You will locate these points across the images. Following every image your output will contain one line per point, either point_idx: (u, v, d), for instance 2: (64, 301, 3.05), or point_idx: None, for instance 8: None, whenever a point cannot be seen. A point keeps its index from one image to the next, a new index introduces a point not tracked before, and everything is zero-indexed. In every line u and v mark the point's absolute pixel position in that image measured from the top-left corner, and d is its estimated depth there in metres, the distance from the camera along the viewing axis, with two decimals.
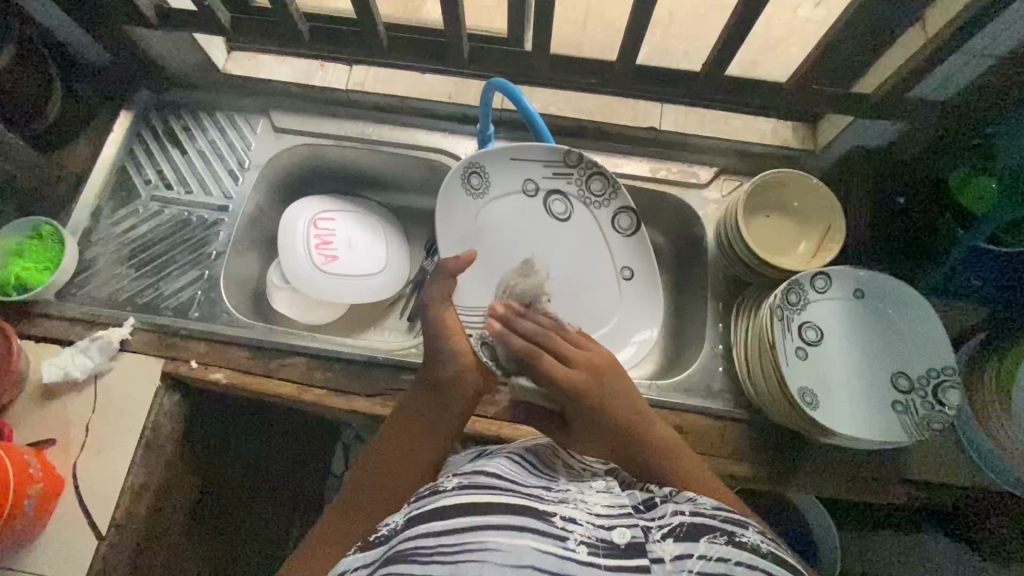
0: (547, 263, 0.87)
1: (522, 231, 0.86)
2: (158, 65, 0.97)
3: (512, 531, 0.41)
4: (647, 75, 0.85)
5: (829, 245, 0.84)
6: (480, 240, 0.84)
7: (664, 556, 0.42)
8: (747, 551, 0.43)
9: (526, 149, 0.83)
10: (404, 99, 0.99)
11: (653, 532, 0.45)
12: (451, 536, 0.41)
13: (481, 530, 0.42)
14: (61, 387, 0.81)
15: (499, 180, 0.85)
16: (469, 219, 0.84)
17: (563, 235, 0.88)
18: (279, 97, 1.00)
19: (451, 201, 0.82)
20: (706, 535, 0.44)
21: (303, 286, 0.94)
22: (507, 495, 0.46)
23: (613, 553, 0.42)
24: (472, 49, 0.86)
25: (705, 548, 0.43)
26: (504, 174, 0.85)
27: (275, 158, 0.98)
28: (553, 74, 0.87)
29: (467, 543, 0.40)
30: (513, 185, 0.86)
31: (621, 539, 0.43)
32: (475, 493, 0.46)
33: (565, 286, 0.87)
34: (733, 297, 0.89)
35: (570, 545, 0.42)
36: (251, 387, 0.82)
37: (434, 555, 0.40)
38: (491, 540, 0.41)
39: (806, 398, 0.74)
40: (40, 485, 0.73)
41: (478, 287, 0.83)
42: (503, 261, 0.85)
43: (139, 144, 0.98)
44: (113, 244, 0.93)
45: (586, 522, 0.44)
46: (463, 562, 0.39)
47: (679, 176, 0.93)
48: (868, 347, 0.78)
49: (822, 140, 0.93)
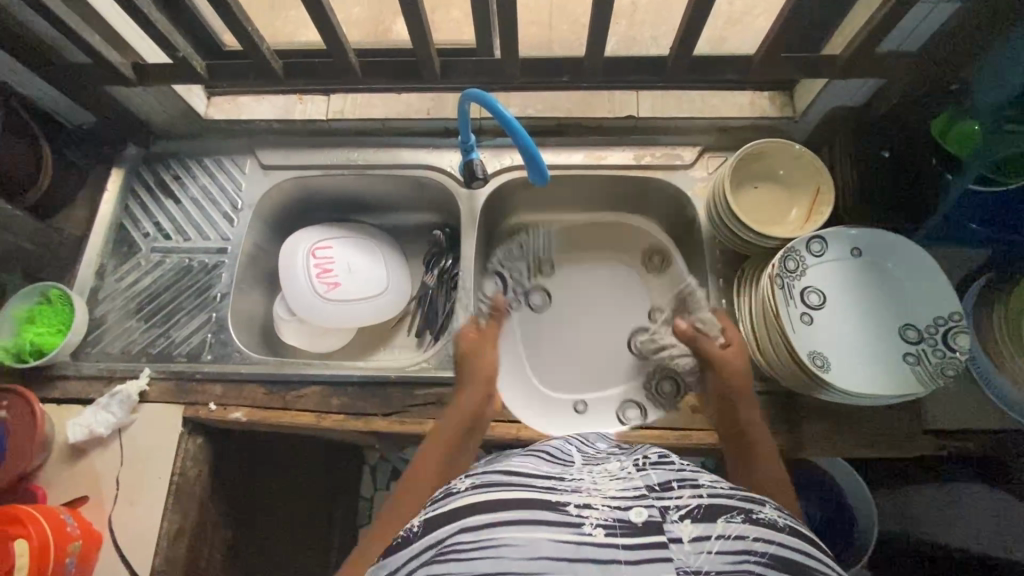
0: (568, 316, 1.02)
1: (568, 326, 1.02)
2: (142, 120, 0.99)
3: (528, 525, 0.43)
4: (618, 66, 0.85)
5: (819, 209, 0.84)
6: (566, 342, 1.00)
7: (681, 537, 0.44)
8: (766, 527, 0.45)
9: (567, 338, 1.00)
10: (384, 121, 1.01)
11: (671, 513, 0.46)
12: (468, 533, 0.43)
13: (495, 526, 0.44)
14: (88, 445, 0.83)
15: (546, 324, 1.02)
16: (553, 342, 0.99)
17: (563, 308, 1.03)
18: (263, 135, 1.02)
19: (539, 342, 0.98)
20: (723, 515, 0.46)
21: (310, 315, 0.97)
22: (521, 489, 0.47)
23: (631, 532, 0.44)
24: (443, 64, 0.86)
25: (723, 528, 0.44)
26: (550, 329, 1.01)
27: (266, 195, 1.00)
28: (525, 78, 0.87)
29: (488, 540, 0.42)
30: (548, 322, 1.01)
31: (638, 518, 0.44)
32: (489, 488, 0.48)
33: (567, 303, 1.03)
34: (733, 271, 0.90)
35: (587, 530, 0.43)
36: (271, 422, 0.84)
37: (454, 551, 0.43)
38: (508, 535, 0.43)
39: (816, 360, 0.74)
40: (80, 542, 0.75)
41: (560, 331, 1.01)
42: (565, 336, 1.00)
43: (133, 198, 1.00)
44: (120, 299, 0.94)
45: (602, 506, 0.46)
46: (480, 557, 0.41)
47: (662, 160, 0.96)
48: (872, 304, 0.78)
49: (799, 105, 0.94)
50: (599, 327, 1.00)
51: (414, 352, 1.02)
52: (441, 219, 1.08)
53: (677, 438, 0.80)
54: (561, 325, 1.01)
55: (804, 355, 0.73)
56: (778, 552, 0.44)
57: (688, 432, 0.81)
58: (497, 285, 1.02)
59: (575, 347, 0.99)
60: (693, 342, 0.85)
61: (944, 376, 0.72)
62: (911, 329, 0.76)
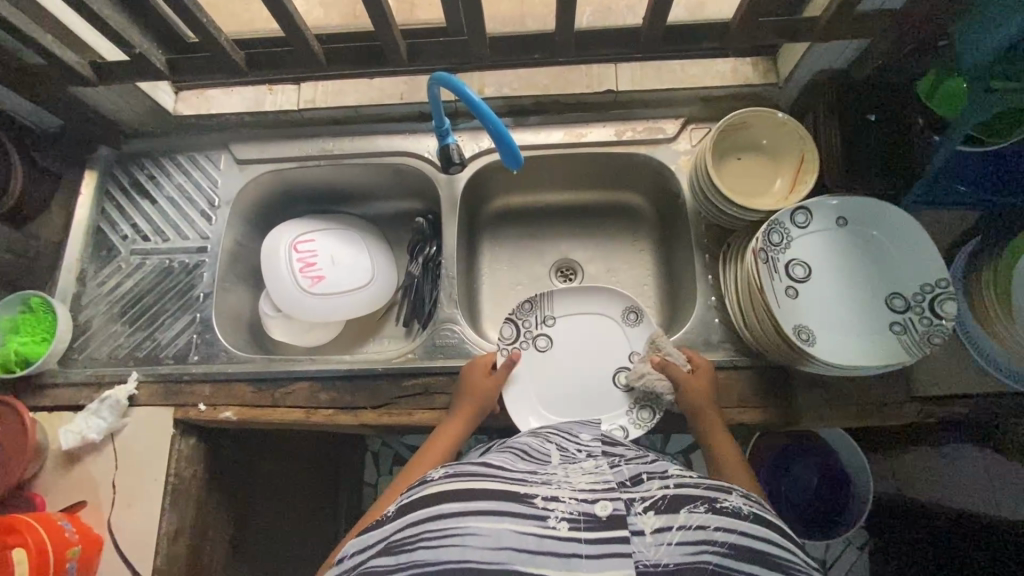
0: (577, 353, 0.88)
1: (571, 367, 0.87)
2: (108, 119, 0.96)
3: (492, 516, 0.45)
4: (593, 39, 0.82)
5: (805, 178, 0.82)
6: (568, 384, 0.87)
7: (643, 529, 0.45)
8: (729, 515, 0.46)
9: (575, 384, 0.87)
10: (357, 109, 0.98)
11: (635, 505, 0.47)
12: (435, 521, 0.45)
13: (463, 517, 0.45)
14: (82, 451, 0.84)
15: (558, 363, 0.88)
16: (560, 386, 0.87)
17: (574, 344, 0.88)
18: (236, 128, 1.00)
19: (542, 381, 0.87)
20: (687, 506, 0.47)
21: (295, 310, 0.97)
22: (491, 481, 0.48)
23: (595, 526, 0.45)
24: (409, 47, 0.83)
25: (685, 519, 0.45)
26: (557, 371, 0.87)
27: (243, 191, 0.98)
28: (496, 58, 0.84)
29: (454, 529, 0.44)
30: (559, 362, 0.88)
31: (603, 512, 0.45)
32: (461, 480, 0.49)
33: (575, 335, 0.89)
34: (719, 246, 0.89)
35: (551, 523, 0.45)
36: (261, 420, 0.84)
37: (422, 540, 0.44)
38: (472, 525, 0.44)
39: (801, 333, 0.74)
40: (79, 547, 0.76)
41: (563, 368, 0.87)
42: (574, 373, 0.87)
43: (109, 201, 0.99)
44: (104, 304, 0.94)
45: (568, 498, 0.47)
46: (446, 544, 0.43)
47: (645, 134, 0.93)
48: (858, 275, 0.77)
49: (783, 72, 0.91)
50: (588, 360, 0.88)
51: (403, 341, 1.02)
52: (423, 206, 1.06)
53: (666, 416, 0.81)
54: (554, 363, 0.88)
55: (789, 330, 0.73)
56: (739, 540, 0.45)
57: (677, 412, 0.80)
58: (511, 331, 0.88)
59: (562, 382, 0.87)
60: (663, 370, 0.81)
61: (927, 347, 0.71)
62: (899, 299, 0.74)
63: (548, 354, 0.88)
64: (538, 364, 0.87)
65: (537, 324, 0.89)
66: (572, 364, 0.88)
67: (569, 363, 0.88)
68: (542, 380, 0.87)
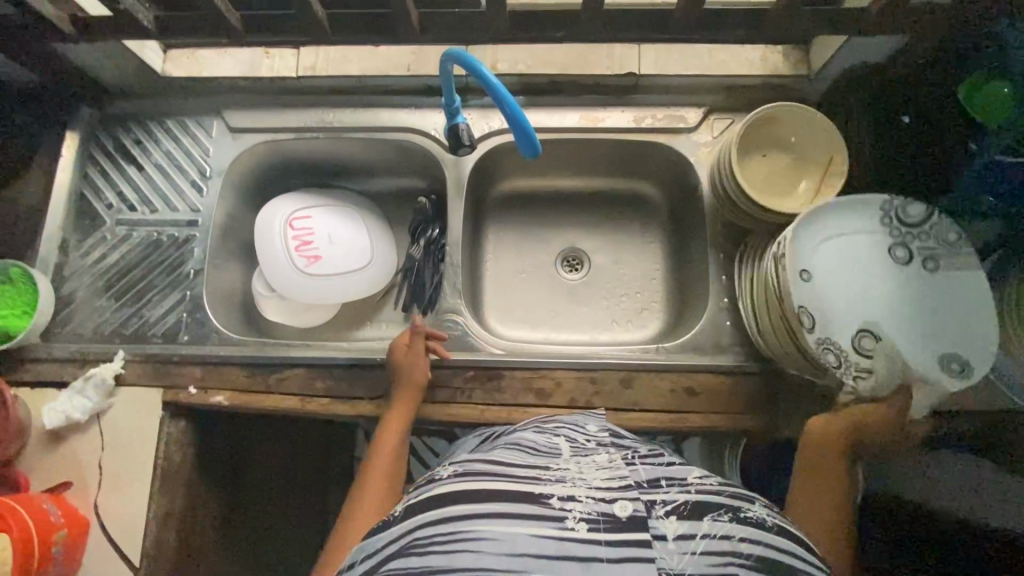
0: (861, 265, 0.72)
1: (844, 264, 0.72)
2: (91, 77, 0.89)
3: (508, 519, 0.42)
4: (619, 18, 0.76)
5: (831, 182, 0.78)
6: (845, 274, 0.72)
7: (666, 534, 0.43)
8: (753, 526, 0.45)
9: (829, 279, 0.71)
10: (360, 79, 0.92)
11: (656, 508, 0.45)
12: (446, 525, 0.42)
13: (476, 520, 0.42)
14: (66, 430, 0.81)
15: (838, 249, 0.72)
16: (831, 262, 0.72)
17: (865, 251, 0.72)
18: (230, 94, 0.94)
19: (835, 249, 0.72)
20: (710, 514, 0.45)
21: (291, 291, 0.93)
22: (503, 483, 0.45)
23: (613, 526, 0.43)
24: (421, 17, 0.77)
25: (709, 527, 0.43)
26: (843, 251, 0.72)
27: (236, 162, 0.93)
28: (514, 34, 0.78)
29: (463, 532, 0.41)
30: (845, 248, 0.72)
31: (621, 512, 0.44)
32: (470, 480, 0.46)
33: (875, 262, 0.72)
34: (735, 246, 0.86)
35: (569, 525, 0.42)
36: (254, 406, 0.81)
37: (432, 545, 0.41)
38: (487, 529, 0.41)
39: (831, 355, 0.68)
40: (65, 531, 0.74)
41: (833, 261, 0.72)
42: (849, 280, 0.71)
43: (91, 164, 0.93)
44: (87, 276, 0.89)
45: (585, 498, 0.45)
46: (459, 550, 0.40)
47: (665, 122, 0.88)
48: (914, 329, 0.69)
49: (815, 63, 0.86)
50: (851, 280, 0.71)
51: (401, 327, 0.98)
52: (426, 184, 1.01)
53: (673, 421, 0.78)
54: (845, 254, 0.72)
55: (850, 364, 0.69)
56: (764, 553, 0.43)
57: (681, 415, 0.79)
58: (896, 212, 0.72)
59: (840, 275, 0.72)
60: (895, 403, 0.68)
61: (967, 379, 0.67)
62: (933, 332, 0.69)
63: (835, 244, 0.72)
64: (843, 238, 0.72)
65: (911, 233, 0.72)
66: (849, 267, 0.72)
67: (877, 276, 0.71)
68: (828, 247, 0.72)
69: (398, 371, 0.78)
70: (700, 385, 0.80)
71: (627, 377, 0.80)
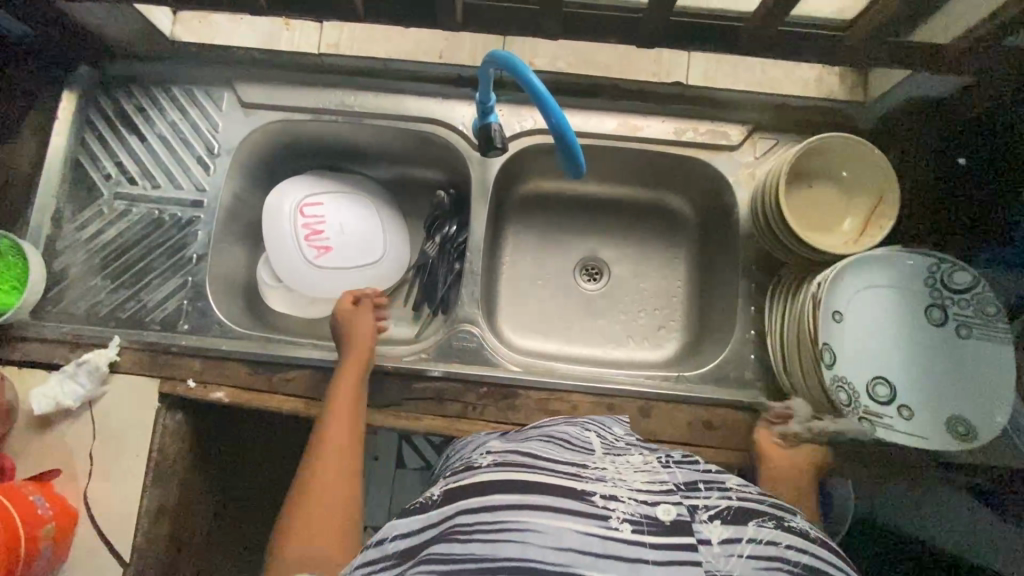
0: (892, 326, 0.72)
1: (874, 324, 0.73)
2: (93, 36, 0.82)
3: (553, 512, 0.40)
4: (676, 28, 0.70)
5: (879, 221, 0.74)
6: (874, 333, 0.73)
7: (710, 538, 0.41)
8: (798, 535, 0.42)
9: (860, 335, 0.72)
10: (387, 62, 0.86)
11: (700, 513, 0.43)
12: (490, 513, 0.40)
13: (520, 510, 0.40)
14: (56, 417, 0.77)
15: (874, 308, 0.72)
16: (860, 319, 0.73)
17: (897, 314, 0.72)
18: (244, 65, 0.87)
19: (869, 307, 0.72)
20: (755, 518, 0.43)
21: (298, 283, 0.88)
22: (545, 475, 0.43)
23: (659, 529, 0.40)
24: (465, 8, 0.70)
25: (755, 532, 0.41)
26: (878, 307, 0.73)
27: (247, 140, 0.86)
28: (562, 34, 0.72)
29: (508, 521, 0.39)
30: (878, 307, 0.73)
31: (665, 515, 0.41)
32: (508, 470, 0.44)
33: (909, 326, 0.72)
34: (768, 276, 0.82)
35: (613, 524, 0.39)
36: (255, 406, 0.78)
37: (474, 533, 0.39)
38: (532, 521, 0.39)
39: (843, 394, 0.70)
40: (53, 523, 0.70)
41: (867, 319, 0.73)
42: (877, 338, 0.73)
43: (89, 130, 0.86)
44: (82, 252, 0.84)
45: (627, 498, 0.42)
46: (504, 540, 0.38)
47: (707, 138, 0.83)
48: (929, 391, 0.70)
49: (872, 90, 0.82)
50: (878, 340, 0.73)
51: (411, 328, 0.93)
52: (446, 177, 0.95)
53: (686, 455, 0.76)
54: (877, 313, 0.73)
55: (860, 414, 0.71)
56: (812, 561, 0.41)
57: (697, 450, 0.77)
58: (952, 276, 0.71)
59: (870, 335, 0.73)
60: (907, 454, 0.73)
61: (968, 441, 0.68)
62: (948, 394, 0.70)
63: (871, 304, 0.72)
64: (880, 299, 0.72)
65: (951, 300, 0.71)
66: (878, 327, 0.73)
67: (909, 341, 0.72)
68: (862, 304, 0.72)
69: (350, 334, 0.77)
70: (717, 419, 0.78)
71: (645, 406, 0.78)
